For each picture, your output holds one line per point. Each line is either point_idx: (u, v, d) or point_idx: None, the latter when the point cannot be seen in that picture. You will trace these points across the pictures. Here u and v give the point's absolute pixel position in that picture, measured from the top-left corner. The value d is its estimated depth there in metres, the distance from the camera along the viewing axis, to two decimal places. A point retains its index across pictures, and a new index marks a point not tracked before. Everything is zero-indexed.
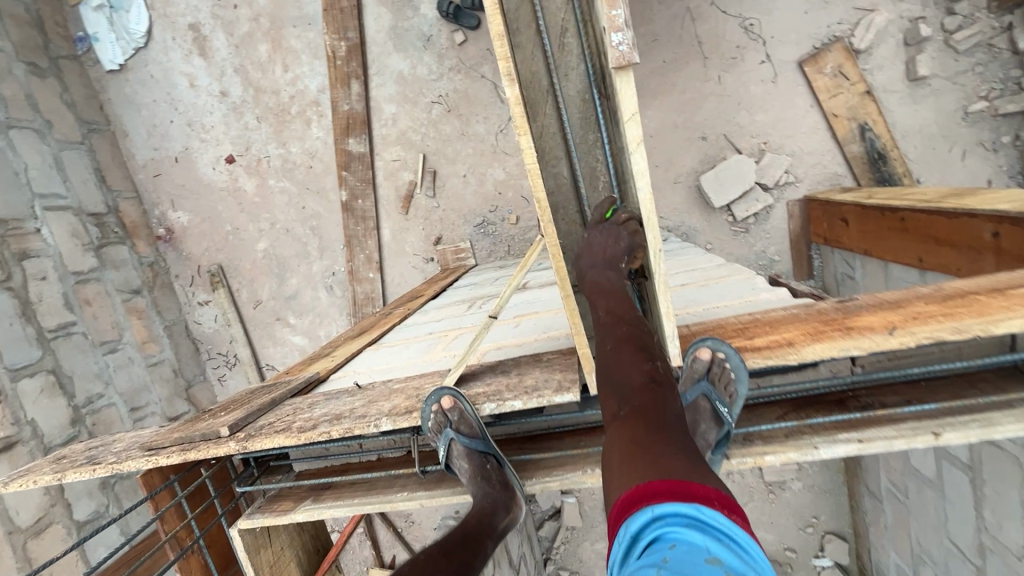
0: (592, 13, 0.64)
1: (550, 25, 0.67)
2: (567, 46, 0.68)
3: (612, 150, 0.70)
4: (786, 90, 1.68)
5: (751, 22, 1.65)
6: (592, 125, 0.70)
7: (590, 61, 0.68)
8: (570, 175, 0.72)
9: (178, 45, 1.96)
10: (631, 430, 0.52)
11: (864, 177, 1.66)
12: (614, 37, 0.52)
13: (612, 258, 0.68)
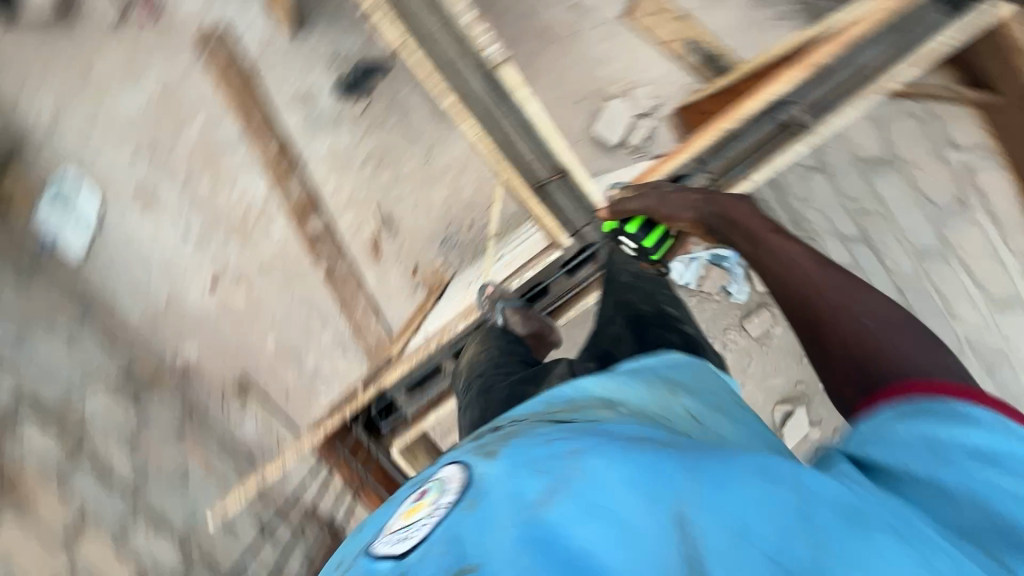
0: (470, 44, 1.29)
1: (455, 66, 1.31)
2: (472, 70, 1.30)
3: (520, 107, 1.32)
4: (624, 38, 2.10)
5: (575, 2, 2.08)
6: (502, 100, 1.32)
7: (484, 70, 1.30)
8: (506, 137, 1.35)
9: (132, 208, 2.20)
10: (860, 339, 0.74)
11: (709, 76, 2.08)
12: (492, 51, 1.26)
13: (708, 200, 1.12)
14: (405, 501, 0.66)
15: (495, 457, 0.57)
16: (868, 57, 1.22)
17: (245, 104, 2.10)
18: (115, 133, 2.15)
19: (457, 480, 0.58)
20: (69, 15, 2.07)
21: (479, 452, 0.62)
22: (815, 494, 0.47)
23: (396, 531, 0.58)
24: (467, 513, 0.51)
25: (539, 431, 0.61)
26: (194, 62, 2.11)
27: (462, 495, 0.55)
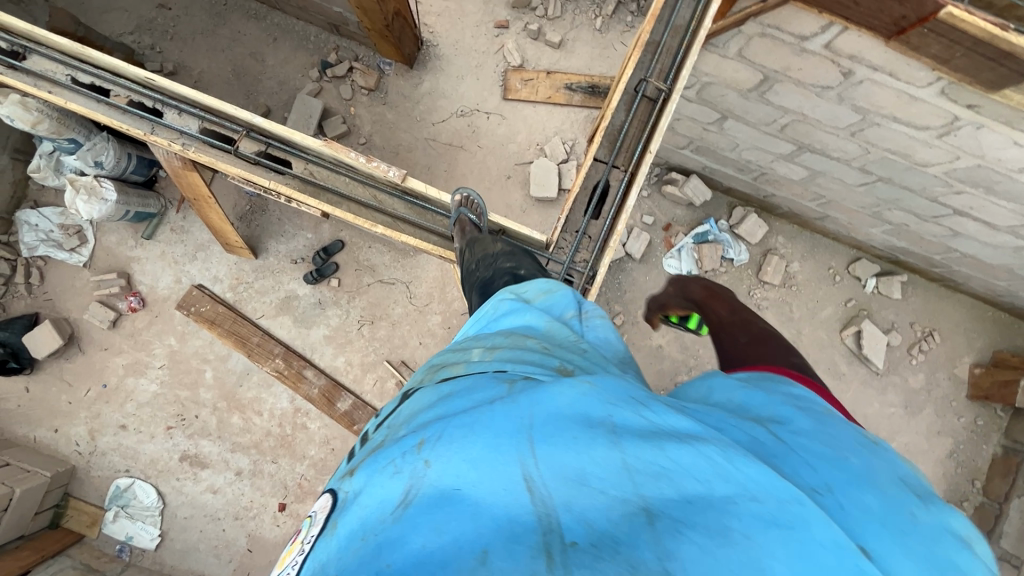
0: (372, 181, 1.54)
1: (365, 196, 1.55)
2: (381, 197, 1.56)
3: (434, 207, 1.57)
4: (515, 113, 2.33)
5: (461, 109, 2.33)
6: (417, 208, 1.57)
7: (395, 192, 1.55)
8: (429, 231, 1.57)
9: (184, 477, 2.27)
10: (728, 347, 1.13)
11: (599, 102, 2.29)
12: (392, 173, 1.48)
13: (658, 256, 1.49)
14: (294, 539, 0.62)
15: (357, 473, 0.56)
16: (684, 14, 1.45)
17: (241, 335, 2.27)
18: (145, 420, 2.29)
19: (327, 507, 0.57)
20: (73, 343, 2.29)
21: (346, 472, 0.60)
22: (622, 424, 0.51)
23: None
24: (332, 534, 0.50)
25: (396, 431, 0.60)
26: (186, 324, 2.31)
27: (328, 520, 0.53)
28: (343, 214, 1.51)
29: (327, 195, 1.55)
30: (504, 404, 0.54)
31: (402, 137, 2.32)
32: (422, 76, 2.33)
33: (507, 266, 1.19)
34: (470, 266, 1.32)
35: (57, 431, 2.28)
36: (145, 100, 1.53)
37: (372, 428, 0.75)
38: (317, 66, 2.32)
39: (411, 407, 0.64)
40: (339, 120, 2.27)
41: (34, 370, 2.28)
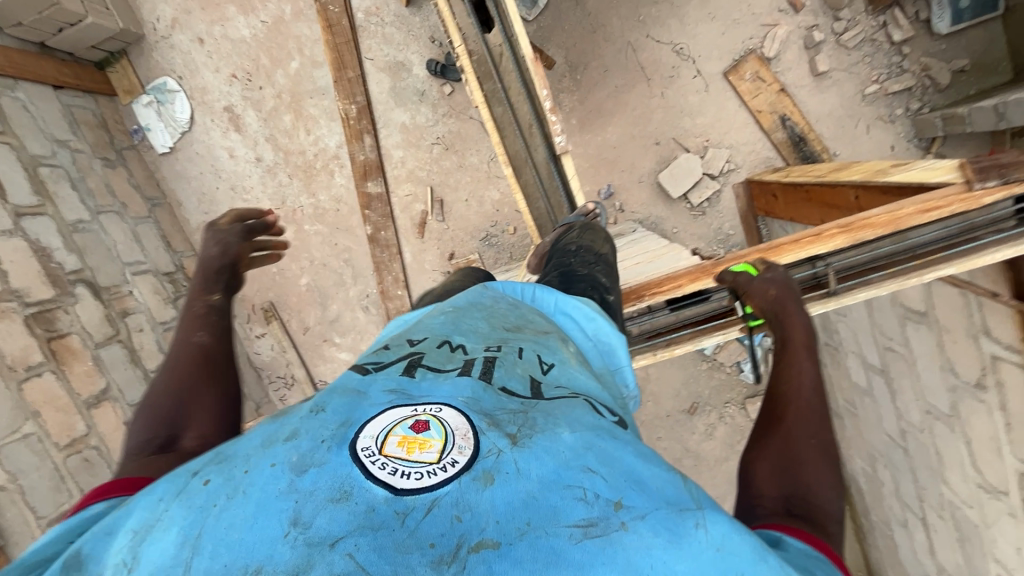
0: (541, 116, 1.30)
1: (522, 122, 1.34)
2: (533, 135, 1.34)
3: (564, 189, 1.38)
4: (718, 96, 2.06)
5: (681, 46, 2.04)
6: (553, 176, 1.38)
7: (546, 144, 1.34)
8: (544, 210, 1.41)
9: (217, 125, 2.34)
10: (768, 450, 0.74)
11: (791, 157, 2.05)
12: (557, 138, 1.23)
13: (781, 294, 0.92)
14: (390, 408, 0.60)
15: (522, 449, 0.56)
16: None
17: (341, 59, 2.19)
18: (220, 52, 2.27)
19: (472, 441, 0.56)
20: None
21: (489, 415, 0.60)
22: None
23: (387, 460, 0.54)
24: (489, 492, 0.52)
25: (559, 427, 0.60)
26: (308, 7, 2.20)
27: (480, 466, 0.54)
28: (485, 118, 1.30)
29: (492, 83, 1.34)
30: (693, 521, 0.53)
31: (611, 21, 2.06)
32: None
33: (603, 278, 1.07)
34: (567, 245, 1.21)
35: None
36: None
37: (475, 350, 0.74)
38: None
39: (564, 408, 0.65)
40: None
41: None
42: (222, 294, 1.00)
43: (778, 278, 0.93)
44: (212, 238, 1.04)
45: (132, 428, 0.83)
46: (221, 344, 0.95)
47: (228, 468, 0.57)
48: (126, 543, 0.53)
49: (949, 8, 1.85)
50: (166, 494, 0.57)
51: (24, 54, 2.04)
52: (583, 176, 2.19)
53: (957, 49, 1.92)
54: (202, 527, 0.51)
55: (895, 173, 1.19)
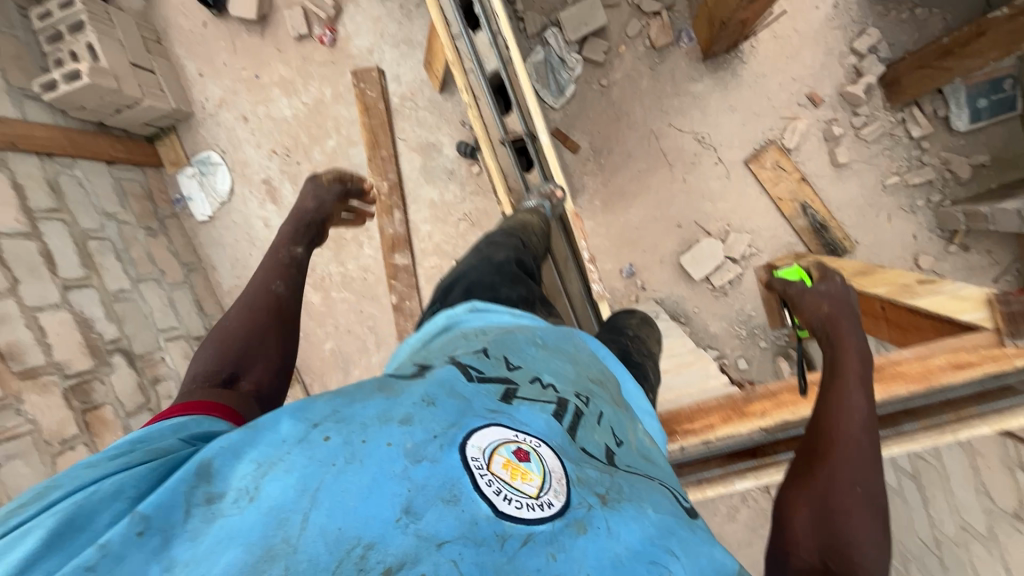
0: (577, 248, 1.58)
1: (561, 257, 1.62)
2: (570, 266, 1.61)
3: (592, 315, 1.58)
4: (739, 182, 2.12)
5: (703, 135, 2.12)
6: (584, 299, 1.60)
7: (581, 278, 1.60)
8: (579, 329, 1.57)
9: (254, 195, 2.46)
10: (807, 492, 0.75)
11: (812, 243, 2.08)
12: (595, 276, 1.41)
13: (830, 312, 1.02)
14: (494, 425, 0.61)
15: (611, 511, 0.57)
16: None
17: (376, 139, 2.30)
18: (263, 129, 2.41)
19: (567, 489, 0.56)
20: (261, 23, 2.34)
21: (582, 468, 0.61)
22: None
23: (492, 478, 0.55)
24: (582, 541, 0.52)
25: (645, 505, 0.60)
26: (347, 90, 2.33)
27: (571, 515, 0.54)
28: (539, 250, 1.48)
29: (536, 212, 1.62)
30: None
31: (635, 110, 2.14)
32: (703, 76, 2.08)
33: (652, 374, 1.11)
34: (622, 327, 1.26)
35: (200, 77, 2.42)
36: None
37: (565, 390, 0.75)
38: None
39: (646, 490, 0.64)
40: (602, 48, 2.10)
41: (221, 17, 2.36)
42: (303, 248, 1.16)
43: (832, 294, 1.04)
44: (310, 192, 1.25)
45: (202, 355, 0.93)
46: (291, 300, 1.08)
47: (347, 428, 0.59)
48: (250, 472, 0.55)
49: (967, 108, 1.91)
50: (287, 435, 0.59)
51: (84, 134, 2.18)
52: (605, 254, 2.24)
53: (976, 145, 1.97)
54: (321, 482, 0.53)
55: (921, 297, 1.20)
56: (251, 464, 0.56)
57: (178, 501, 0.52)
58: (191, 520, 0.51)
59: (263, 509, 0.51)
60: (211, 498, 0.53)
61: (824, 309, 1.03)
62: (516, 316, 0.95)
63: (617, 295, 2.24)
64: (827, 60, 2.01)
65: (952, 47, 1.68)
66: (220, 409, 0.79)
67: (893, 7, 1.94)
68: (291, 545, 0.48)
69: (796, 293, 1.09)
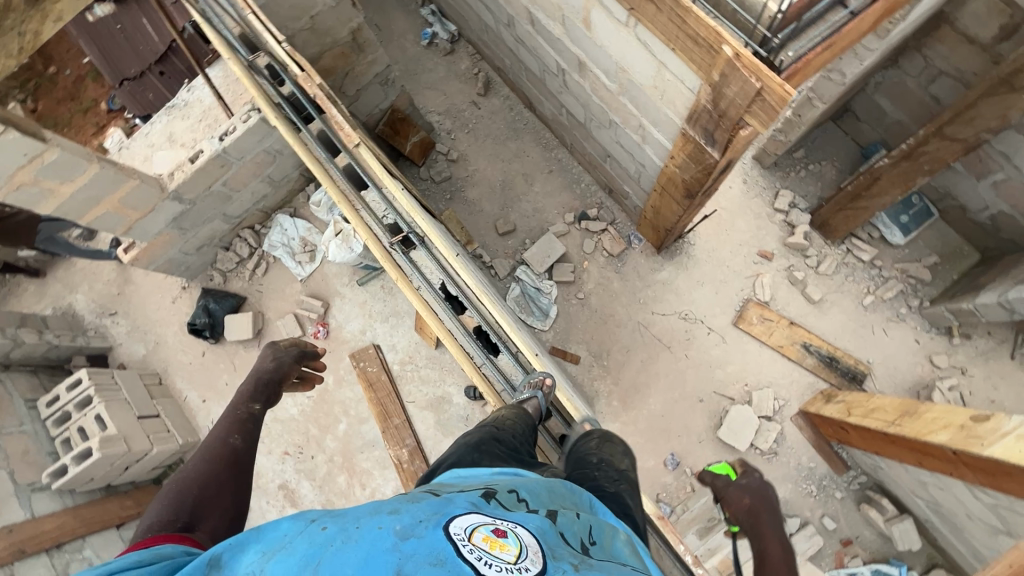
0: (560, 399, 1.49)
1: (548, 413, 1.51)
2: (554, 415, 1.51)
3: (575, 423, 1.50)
4: (736, 343, 2.21)
5: (685, 312, 2.26)
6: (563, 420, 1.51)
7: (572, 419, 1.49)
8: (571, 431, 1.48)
9: (272, 505, 2.34)
10: None
11: (831, 377, 2.11)
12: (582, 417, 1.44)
13: (746, 498, 1.25)
14: (474, 514, 0.65)
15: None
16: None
17: (386, 409, 2.33)
18: (271, 434, 2.40)
19: (543, 559, 0.59)
20: (256, 337, 2.50)
21: (556, 549, 0.64)
22: None
23: (474, 547, 0.58)
24: None
25: None
26: (348, 372, 2.42)
27: None
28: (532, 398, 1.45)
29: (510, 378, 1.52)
30: None
31: (617, 310, 2.30)
32: (663, 264, 2.31)
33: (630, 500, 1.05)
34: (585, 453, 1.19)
35: (204, 402, 2.48)
36: (401, 225, 1.45)
37: (539, 505, 0.77)
38: (575, 211, 2.40)
39: (623, 573, 0.67)
40: (569, 269, 2.33)
41: (218, 342, 2.52)
42: (261, 405, 1.13)
43: (753, 489, 1.26)
44: (270, 354, 1.24)
45: (155, 508, 0.90)
46: (248, 451, 1.04)
47: (338, 517, 0.65)
48: (256, 561, 0.63)
49: (895, 225, 2.15)
50: (289, 530, 0.66)
51: (93, 505, 2.11)
52: (642, 451, 2.17)
53: (920, 249, 2.18)
54: (319, 559, 0.59)
55: (993, 445, 1.20)
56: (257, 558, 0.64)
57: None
58: None
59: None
60: None
61: (743, 500, 1.25)
62: (493, 472, 0.92)
63: (671, 491, 2.12)
64: (759, 221, 2.29)
65: (858, 191, 1.96)
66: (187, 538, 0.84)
67: (790, 170, 2.30)
68: None
69: (715, 484, 1.32)
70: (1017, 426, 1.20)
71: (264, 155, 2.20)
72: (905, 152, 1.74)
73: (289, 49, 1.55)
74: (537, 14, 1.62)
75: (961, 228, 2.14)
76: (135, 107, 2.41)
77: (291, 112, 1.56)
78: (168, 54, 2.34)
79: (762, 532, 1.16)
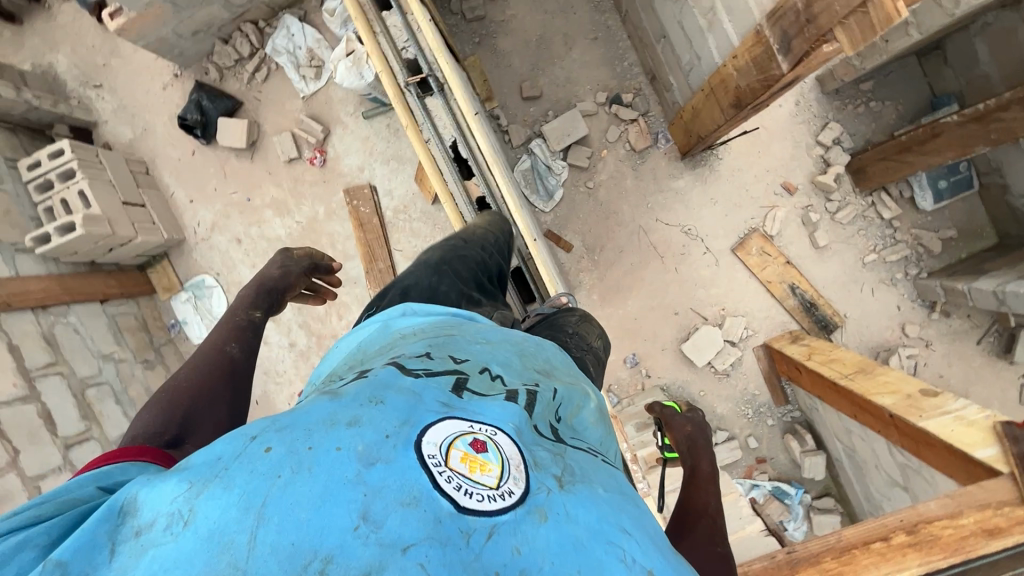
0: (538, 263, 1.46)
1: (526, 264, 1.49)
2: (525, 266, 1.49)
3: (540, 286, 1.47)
4: (728, 269, 2.21)
5: (689, 227, 2.21)
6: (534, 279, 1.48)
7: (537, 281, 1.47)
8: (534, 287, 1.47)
9: None
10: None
11: (805, 321, 2.17)
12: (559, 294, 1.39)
13: (691, 425, 1.13)
14: (446, 415, 0.53)
15: (570, 494, 0.50)
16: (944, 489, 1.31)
17: (372, 252, 2.34)
18: (256, 249, 2.42)
19: (527, 476, 0.48)
20: (250, 148, 2.38)
21: (538, 452, 0.53)
22: None
23: (450, 474, 0.46)
24: (544, 531, 0.45)
25: (597, 484, 0.55)
26: (340, 206, 2.37)
27: (533, 502, 0.46)
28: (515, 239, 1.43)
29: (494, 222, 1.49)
30: None
31: (622, 209, 2.23)
32: (683, 173, 2.19)
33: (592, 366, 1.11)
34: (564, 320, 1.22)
35: (190, 202, 2.43)
36: (421, 65, 1.32)
37: (512, 382, 0.69)
38: (609, 92, 2.19)
39: (599, 472, 0.59)
40: (586, 154, 2.20)
41: (209, 144, 2.40)
42: (261, 312, 1.10)
43: (697, 420, 1.14)
44: (279, 261, 1.20)
45: (143, 417, 0.85)
46: (247, 362, 1.01)
47: (288, 434, 0.49)
48: (180, 493, 0.45)
49: (929, 189, 2.05)
50: (224, 454, 0.48)
51: (76, 276, 2.17)
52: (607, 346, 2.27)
53: (943, 220, 2.11)
54: (266, 497, 0.43)
55: (930, 419, 1.29)
56: (180, 483, 0.46)
57: (102, 542, 0.44)
58: (116, 558, 0.43)
59: (201, 533, 0.42)
60: (140, 530, 0.44)
61: (682, 430, 1.12)
62: (447, 313, 0.94)
63: (623, 386, 2.27)
64: (796, 151, 2.14)
65: (911, 144, 1.82)
66: (151, 454, 0.72)
67: (849, 102, 2.09)
68: (238, 568, 0.39)
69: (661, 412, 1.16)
70: (960, 411, 1.28)
71: None
72: (979, 113, 1.59)
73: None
74: None
75: (994, 208, 2.04)
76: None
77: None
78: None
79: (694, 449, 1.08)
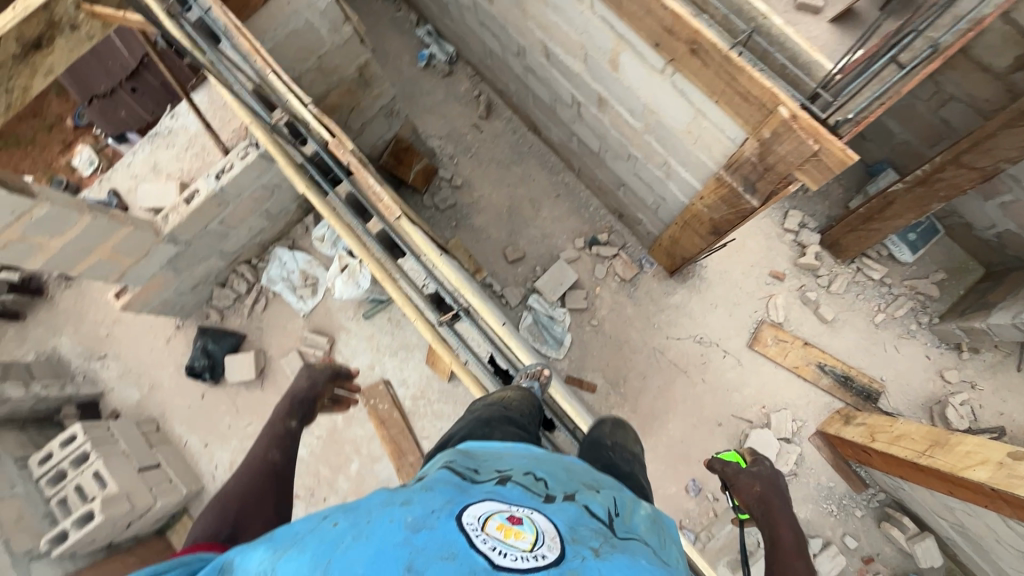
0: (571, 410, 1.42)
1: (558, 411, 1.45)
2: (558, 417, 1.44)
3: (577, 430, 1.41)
4: (752, 365, 2.21)
5: (700, 336, 2.25)
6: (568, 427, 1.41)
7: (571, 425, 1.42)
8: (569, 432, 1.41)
9: None
10: None
11: (847, 396, 2.13)
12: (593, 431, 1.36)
13: (762, 486, 1.30)
14: (489, 500, 0.65)
15: (605, 561, 0.59)
16: None
17: (399, 446, 2.27)
18: None
19: (560, 544, 0.59)
20: (259, 377, 2.40)
21: (576, 530, 0.64)
22: None
23: (488, 536, 0.57)
24: None
25: (638, 556, 0.65)
26: (359, 409, 2.34)
27: (567, 565, 0.56)
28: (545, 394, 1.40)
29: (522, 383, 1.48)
30: None
31: (631, 336, 2.27)
32: (676, 288, 2.29)
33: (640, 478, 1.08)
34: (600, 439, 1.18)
35: (206, 446, 2.37)
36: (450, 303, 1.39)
37: (556, 486, 0.78)
38: (585, 237, 2.36)
39: (639, 551, 0.69)
40: (582, 296, 2.29)
41: (218, 384, 2.41)
42: (298, 420, 1.27)
43: (763, 477, 1.31)
44: (305, 373, 1.37)
45: (203, 518, 1.02)
46: (287, 465, 1.17)
47: (352, 512, 0.62)
48: (266, 558, 0.59)
49: (903, 244, 2.17)
50: (301, 527, 0.62)
51: (94, 568, 2.00)
52: (664, 478, 2.15)
53: (928, 266, 2.21)
54: (331, 555, 0.55)
55: None
56: (269, 549, 0.60)
57: None
58: None
59: None
60: None
61: (755, 490, 1.29)
62: (506, 447, 0.91)
63: (694, 517, 2.11)
64: (769, 242, 2.29)
65: (872, 214, 1.97)
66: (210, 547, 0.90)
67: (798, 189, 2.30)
68: None
69: (732, 471, 1.35)
70: None
71: (262, 190, 2.10)
72: (920, 177, 1.75)
73: (315, 110, 1.47)
74: (554, 48, 1.57)
75: (966, 244, 2.17)
76: (106, 126, 2.34)
77: (317, 175, 1.50)
78: (140, 68, 2.26)
79: (774, 515, 1.21)
